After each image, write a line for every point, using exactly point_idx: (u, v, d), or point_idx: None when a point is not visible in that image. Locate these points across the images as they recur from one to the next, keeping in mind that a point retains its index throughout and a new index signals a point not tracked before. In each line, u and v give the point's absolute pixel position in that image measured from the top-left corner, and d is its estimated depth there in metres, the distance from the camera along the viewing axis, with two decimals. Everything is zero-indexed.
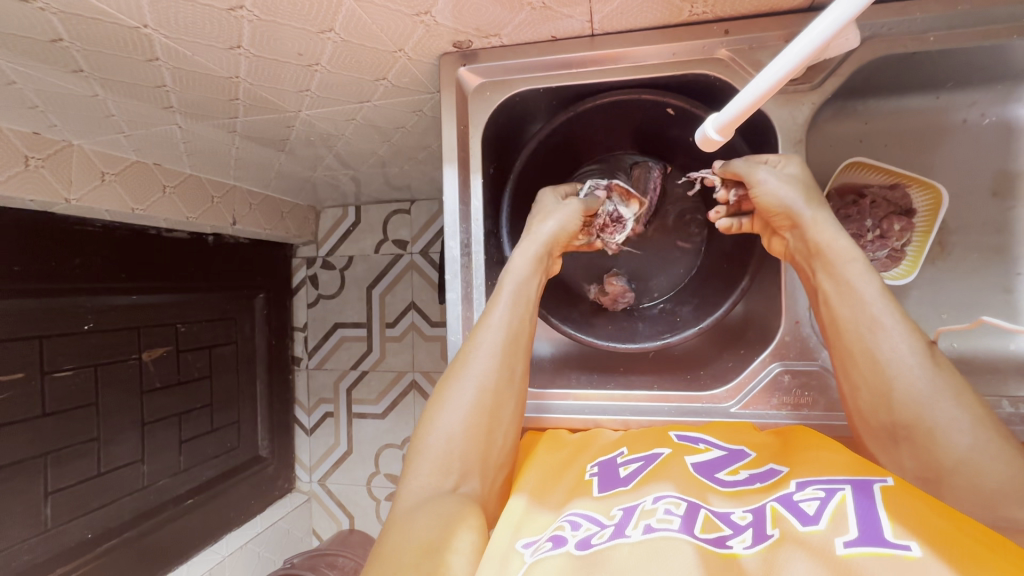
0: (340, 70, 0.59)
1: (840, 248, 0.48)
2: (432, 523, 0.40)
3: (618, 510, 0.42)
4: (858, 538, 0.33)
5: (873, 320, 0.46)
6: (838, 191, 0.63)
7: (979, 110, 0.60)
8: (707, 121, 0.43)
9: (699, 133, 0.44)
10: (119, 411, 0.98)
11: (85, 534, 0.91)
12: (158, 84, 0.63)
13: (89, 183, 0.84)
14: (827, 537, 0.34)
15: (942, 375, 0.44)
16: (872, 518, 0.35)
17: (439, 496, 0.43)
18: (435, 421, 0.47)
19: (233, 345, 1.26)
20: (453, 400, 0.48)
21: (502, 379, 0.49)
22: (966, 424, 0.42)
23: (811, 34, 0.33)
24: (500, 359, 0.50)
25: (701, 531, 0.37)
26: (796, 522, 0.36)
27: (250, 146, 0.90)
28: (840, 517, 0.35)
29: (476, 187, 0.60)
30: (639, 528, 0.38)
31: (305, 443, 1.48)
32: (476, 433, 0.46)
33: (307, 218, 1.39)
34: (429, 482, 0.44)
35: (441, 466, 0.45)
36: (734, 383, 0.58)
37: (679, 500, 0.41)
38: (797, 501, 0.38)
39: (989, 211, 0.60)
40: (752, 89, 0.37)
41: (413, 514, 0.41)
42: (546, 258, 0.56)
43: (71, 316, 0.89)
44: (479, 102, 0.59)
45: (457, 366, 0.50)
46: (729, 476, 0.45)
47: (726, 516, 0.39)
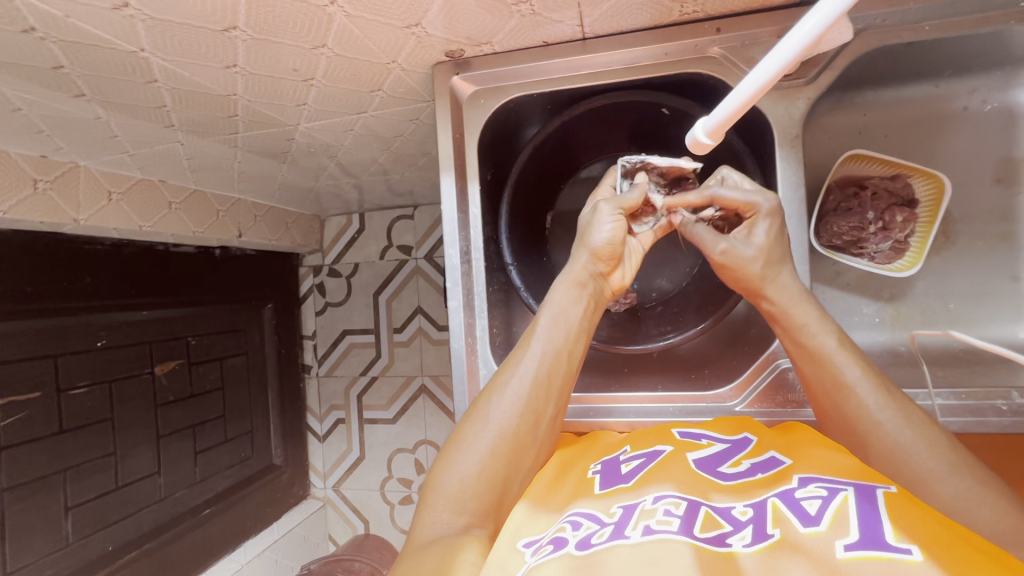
0: (337, 83, 0.60)
1: (800, 313, 0.50)
2: (438, 557, 0.40)
3: (617, 509, 0.42)
4: (858, 540, 0.33)
5: (838, 375, 0.47)
6: (838, 184, 0.62)
7: (980, 96, 0.59)
8: (698, 123, 0.43)
9: (689, 136, 0.44)
10: (134, 425, 1.00)
11: (106, 547, 0.93)
12: (159, 104, 0.64)
13: (96, 203, 0.86)
14: (827, 539, 0.34)
15: (913, 424, 0.44)
16: (874, 520, 0.34)
17: (451, 535, 0.42)
18: (454, 460, 0.47)
19: (243, 356, 1.28)
20: (473, 439, 0.47)
21: (524, 423, 0.48)
22: (945, 474, 0.41)
23: (801, 31, 0.32)
24: (525, 402, 0.48)
25: (701, 530, 0.37)
26: (797, 523, 0.36)
27: (253, 160, 0.91)
28: (841, 518, 0.35)
29: (474, 194, 0.60)
30: (638, 528, 0.38)
31: (318, 450, 1.49)
32: (493, 473, 0.46)
33: (311, 227, 1.41)
34: (447, 518, 0.44)
35: (452, 506, 0.44)
36: (739, 382, 0.57)
37: (679, 499, 0.41)
38: (799, 500, 0.38)
39: (994, 199, 0.60)
40: (741, 90, 0.36)
41: (423, 554, 0.41)
42: (591, 283, 0.53)
43: (84, 334, 0.91)
44: (474, 109, 0.59)
45: (482, 405, 0.50)
46: (732, 468, 0.45)
47: (727, 511, 0.40)
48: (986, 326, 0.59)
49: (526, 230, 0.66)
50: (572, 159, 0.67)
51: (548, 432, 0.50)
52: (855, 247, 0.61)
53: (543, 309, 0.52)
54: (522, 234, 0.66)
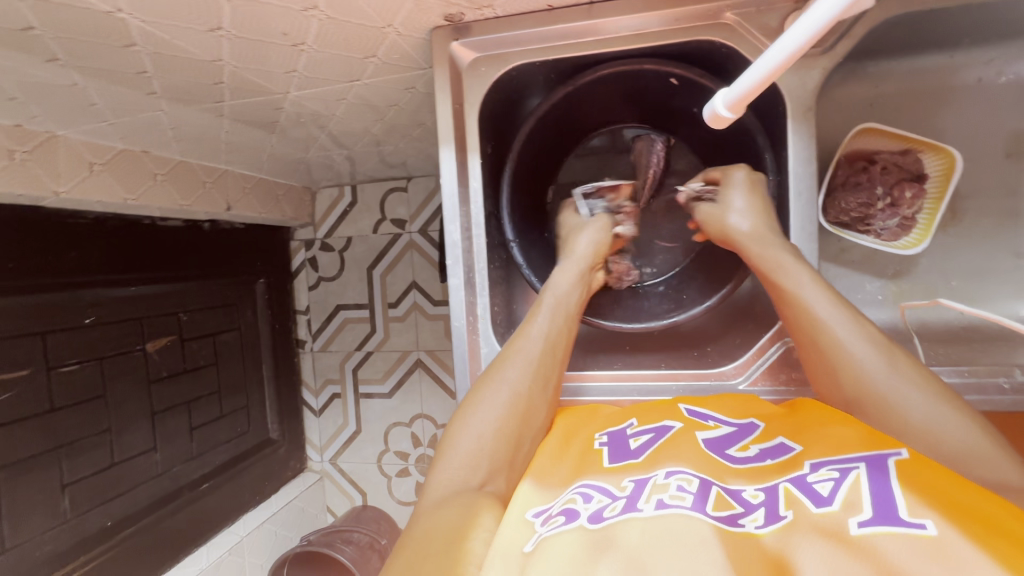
0: (327, 49, 0.57)
1: (794, 274, 0.49)
2: (457, 514, 0.39)
3: (629, 483, 0.42)
4: (872, 517, 0.33)
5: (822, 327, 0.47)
6: (846, 158, 0.60)
7: (996, 68, 0.57)
8: (719, 96, 0.41)
9: (707, 109, 0.43)
10: (128, 402, 0.98)
11: (104, 522, 0.93)
12: (139, 70, 0.60)
13: (77, 175, 0.82)
14: (840, 518, 0.34)
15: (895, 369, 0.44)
16: (887, 497, 0.34)
17: (466, 492, 0.42)
18: (467, 420, 0.48)
19: (236, 332, 1.26)
20: (486, 401, 0.48)
21: (535, 388, 0.50)
22: (935, 412, 0.41)
23: (822, 7, 0.30)
24: (536, 369, 0.51)
25: (714, 509, 0.37)
26: (809, 504, 0.36)
27: (240, 129, 0.87)
28: (854, 497, 0.35)
29: (475, 168, 0.57)
30: (650, 502, 0.38)
31: (314, 423, 1.49)
32: (507, 435, 0.47)
33: (302, 200, 1.37)
34: (463, 475, 0.44)
35: (467, 463, 0.44)
36: (743, 360, 0.57)
37: (689, 476, 0.41)
38: (810, 483, 0.38)
39: (1003, 175, 0.59)
40: (758, 68, 0.35)
41: (441, 506, 0.41)
42: (586, 275, 0.58)
43: (70, 310, 0.88)
44: (474, 78, 0.56)
45: (495, 371, 0.51)
46: (740, 452, 0.45)
47: (739, 494, 0.40)
48: (987, 304, 0.59)
49: (528, 205, 0.65)
50: (573, 131, 0.65)
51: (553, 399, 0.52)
52: (862, 223, 0.60)
53: (547, 289, 0.56)
54: (524, 209, 0.64)
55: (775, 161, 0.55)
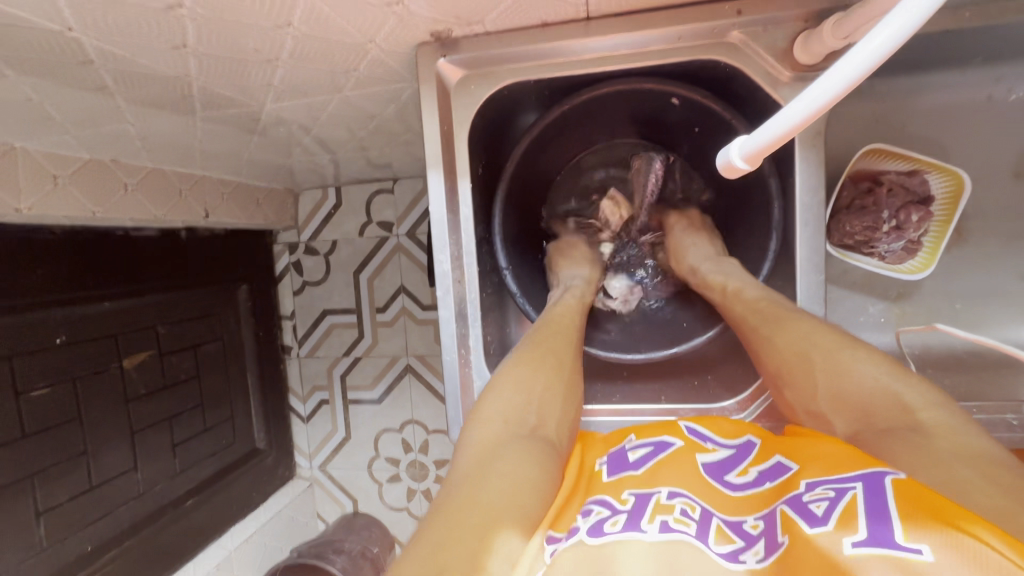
0: (304, 64, 0.53)
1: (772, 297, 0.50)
2: (500, 490, 0.37)
3: (630, 496, 0.43)
4: (865, 538, 0.31)
5: (775, 341, 0.47)
6: (852, 179, 0.58)
7: (1007, 86, 0.55)
8: (733, 142, 0.36)
9: (722, 158, 0.37)
10: (105, 422, 0.95)
11: (84, 547, 0.90)
12: (99, 85, 0.56)
13: (40, 189, 0.77)
14: (834, 541, 0.32)
15: (841, 348, 0.44)
16: (885, 520, 0.32)
17: (504, 462, 0.40)
18: (493, 398, 0.46)
19: (218, 341, 1.22)
20: (508, 380, 0.47)
21: (561, 360, 0.49)
22: (884, 378, 0.42)
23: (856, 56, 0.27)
24: (555, 348, 0.50)
25: (716, 542, 0.37)
26: (803, 524, 0.34)
27: (214, 136, 0.83)
28: (850, 518, 0.33)
29: (465, 193, 0.54)
30: (654, 522, 0.38)
31: (302, 430, 1.46)
32: (532, 407, 0.45)
33: (285, 203, 1.32)
34: (506, 429, 0.43)
35: (510, 419, 0.44)
36: (746, 395, 0.56)
37: (693, 502, 0.41)
38: (806, 502, 0.36)
39: (1010, 195, 0.57)
40: (778, 122, 0.31)
41: (486, 463, 0.40)
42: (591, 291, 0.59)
43: (39, 331, 0.84)
44: (463, 96, 0.52)
45: (536, 343, 0.51)
46: (739, 478, 0.43)
47: (739, 525, 0.39)
48: (991, 328, 0.57)
49: (522, 227, 0.62)
50: (568, 149, 0.61)
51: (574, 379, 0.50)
52: (866, 247, 0.58)
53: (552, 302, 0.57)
54: (518, 232, 0.61)
55: (781, 186, 0.52)
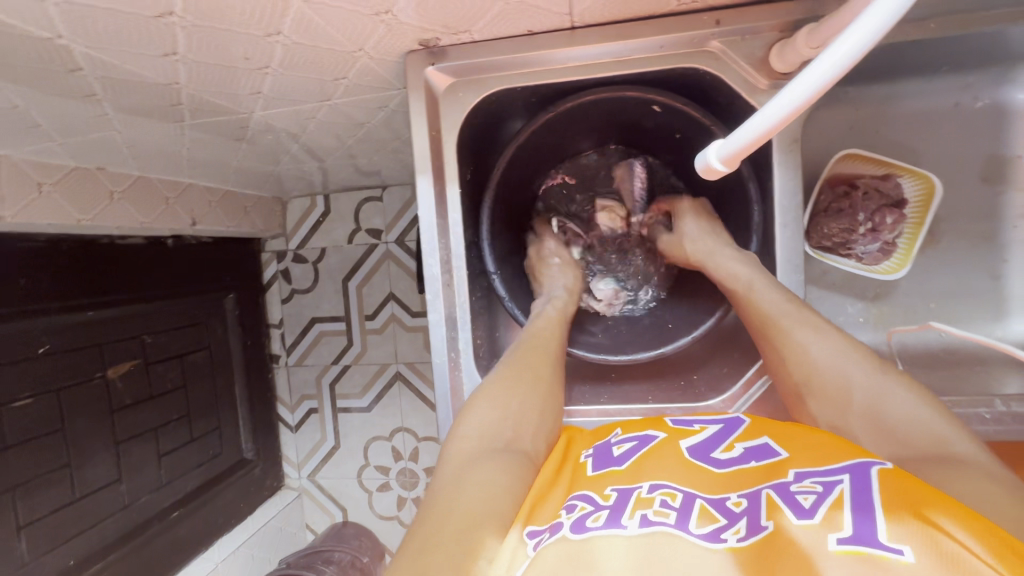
0: (294, 71, 0.53)
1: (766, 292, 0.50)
2: (475, 495, 0.39)
3: (612, 492, 0.41)
4: (851, 536, 0.31)
5: (806, 348, 0.47)
6: (829, 182, 0.60)
7: (973, 93, 0.57)
8: (711, 147, 0.37)
9: (700, 159, 0.39)
10: (90, 433, 0.93)
11: (67, 561, 0.88)
12: (88, 92, 0.56)
13: (25, 197, 0.77)
14: (819, 533, 0.32)
15: (846, 363, 0.45)
16: (868, 517, 0.32)
17: (481, 468, 0.41)
18: (473, 411, 0.47)
19: (206, 350, 1.21)
20: (487, 395, 0.49)
21: (538, 374, 0.51)
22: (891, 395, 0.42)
23: (830, 60, 0.28)
24: (529, 362, 0.52)
25: (697, 525, 0.36)
26: (790, 515, 0.34)
27: (202, 144, 0.83)
28: (838, 512, 0.33)
29: (453, 197, 0.55)
30: (635, 517, 0.37)
31: (291, 440, 1.45)
32: (510, 418, 0.47)
33: (273, 211, 1.32)
34: (480, 443, 0.44)
35: (490, 434, 0.45)
36: (732, 392, 0.57)
37: (675, 489, 0.39)
38: (793, 492, 0.36)
39: (979, 198, 0.59)
40: (754, 124, 0.32)
41: (465, 473, 0.41)
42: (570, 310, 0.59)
43: (23, 340, 0.83)
44: (452, 103, 0.53)
45: (512, 362, 0.52)
46: (724, 455, 0.43)
47: (722, 503, 0.38)
48: (964, 326, 0.60)
49: (510, 232, 0.63)
50: (553, 155, 0.62)
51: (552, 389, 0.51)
52: (844, 248, 0.60)
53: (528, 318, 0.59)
54: (506, 236, 0.62)
55: (759, 189, 0.53)
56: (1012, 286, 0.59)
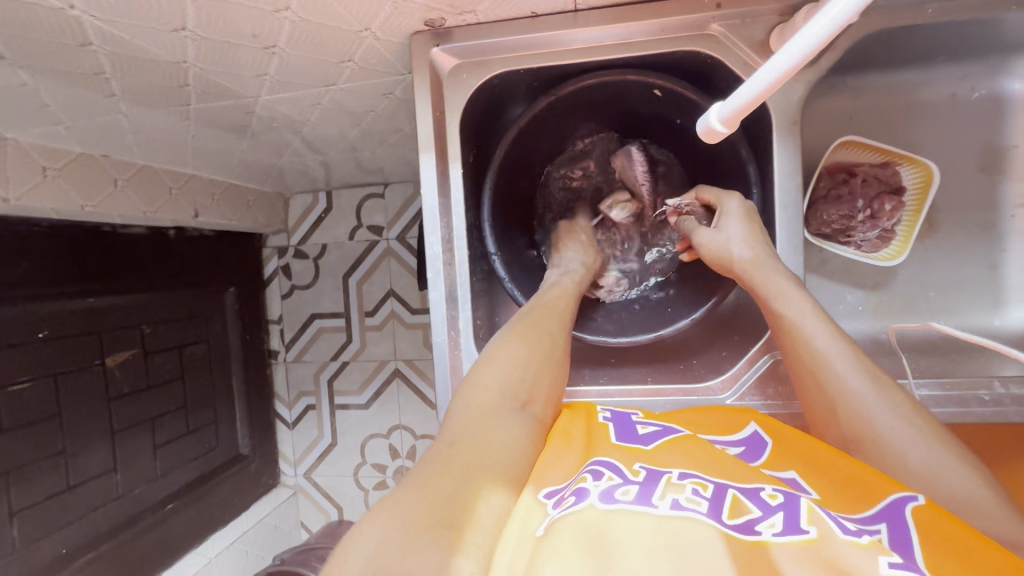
0: (301, 52, 0.54)
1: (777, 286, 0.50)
2: (493, 447, 0.39)
3: (641, 468, 0.40)
4: (903, 563, 0.31)
5: (838, 381, 0.46)
6: (828, 170, 0.61)
7: (969, 84, 0.58)
8: (712, 109, 0.40)
9: (704, 122, 0.41)
10: (86, 421, 0.93)
11: (60, 550, 0.88)
12: (96, 71, 0.56)
13: (29, 180, 0.77)
14: (870, 555, 0.32)
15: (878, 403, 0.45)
16: (912, 553, 0.33)
17: (499, 422, 0.42)
18: (489, 365, 0.47)
19: (205, 343, 1.21)
20: (503, 351, 0.48)
21: (553, 340, 0.51)
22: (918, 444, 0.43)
23: (825, 18, 0.29)
24: (546, 329, 0.52)
25: (729, 517, 0.35)
26: (836, 530, 0.34)
27: (207, 133, 0.84)
28: (882, 543, 0.33)
29: (456, 177, 0.55)
30: (666, 498, 0.36)
31: (287, 437, 1.44)
32: (525, 376, 0.46)
33: (275, 206, 1.33)
34: (498, 398, 0.44)
35: (507, 389, 0.45)
36: (730, 374, 0.57)
37: (704, 480, 0.38)
38: (833, 517, 0.36)
39: (977, 188, 0.60)
40: (753, 83, 0.34)
41: (483, 423, 0.41)
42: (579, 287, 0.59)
43: (22, 324, 0.83)
44: (456, 85, 0.54)
45: (529, 324, 0.51)
46: (751, 470, 0.43)
47: (755, 497, 0.37)
48: (963, 314, 0.60)
49: (511, 217, 0.63)
50: (554, 143, 0.63)
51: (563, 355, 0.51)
52: (843, 235, 0.60)
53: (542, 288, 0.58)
54: (507, 221, 0.62)
55: (759, 172, 0.54)
56: (1010, 275, 0.59)
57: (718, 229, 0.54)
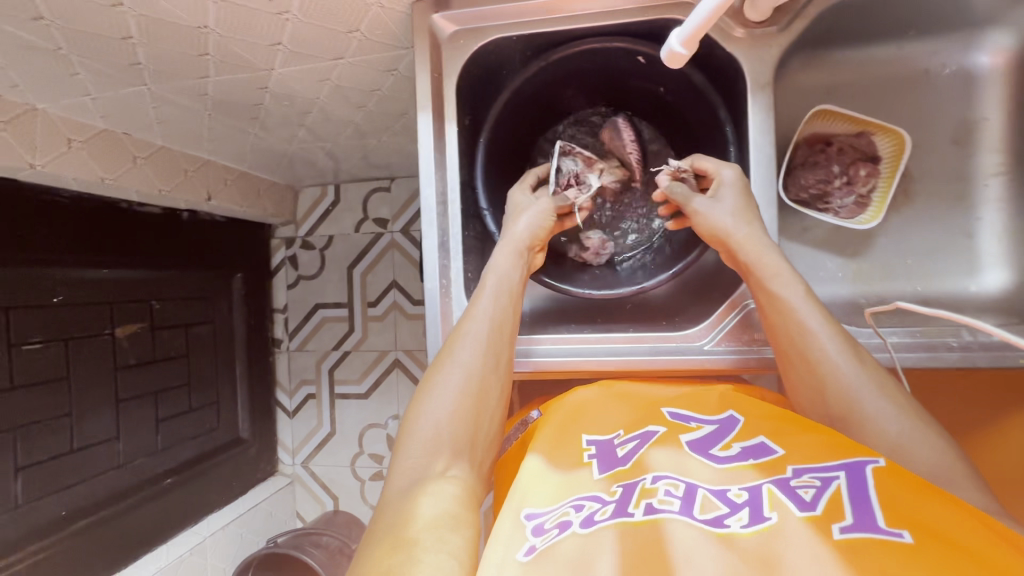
0: (312, 19, 0.59)
1: (770, 263, 0.51)
2: (426, 505, 0.40)
3: (618, 488, 0.43)
4: (853, 523, 0.34)
5: (829, 360, 0.47)
6: (806, 141, 0.64)
7: (940, 60, 0.62)
8: (673, 35, 0.46)
9: (665, 49, 0.48)
10: (92, 388, 0.96)
11: (58, 512, 0.90)
12: (123, 36, 0.61)
13: (56, 149, 0.82)
14: (825, 523, 0.34)
15: (862, 385, 0.46)
16: (866, 502, 0.35)
17: (430, 478, 0.42)
18: (425, 404, 0.47)
19: (210, 324, 1.24)
20: (442, 383, 0.48)
21: (487, 365, 0.50)
22: (902, 423, 0.44)
23: None
24: (488, 347, 0.50)
25: (701, 512, 0.38)
26: (792, 506, 0.36)
27: (223, 113, 0.89)
28: (837, 503, 0.36)
29: (451, 135, 0.59)
30: (640, 506, 0.39)
31: (287, 425, 1.46)
32: (464, 411, 0.47)
33: (285, 198, 1.38)
34: (417, 468, 0.43)
35: (440, 440, 0.45)
36: (708, 322, 0.59)
37: (677, 480, 0.42)
38: (793, 487, 0.38)
39: (951, 160, 0.62)
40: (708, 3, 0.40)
41: (414, 486, 0.42)
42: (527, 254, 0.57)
43: (40, 286, 0.87)
44: (453, 50, 0.58)
45: (446, 353, 0.51)
46: (723, 451, 0.45)
47: (723, 493, 0.39)
48: (940, 279, 0.62)
49: (504, 181, 0.66)
50: (547, 114, 0.66)
51: (503, 374, 0.51)
52: (821, 201, 0.63)
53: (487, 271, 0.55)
54: (500, 185, 0.65)
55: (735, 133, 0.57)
56: (987, 243, 0.61)
57: (714, 200, 0.53)
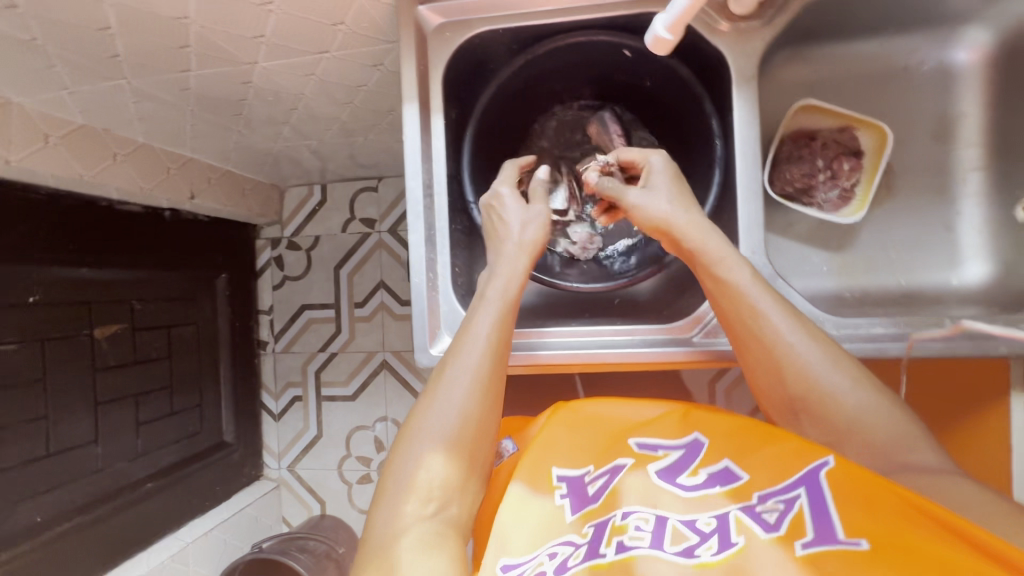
0: (295, 11, 0.58)
1: (714, 249, 0.51)
2: (417, 554, 0.40)
3: (590, 528, 0.44)
4: (814, 538, 0.36)
5: (788, 354, 0.48)
6: (790, 136, 0.64)
7: (919, 56, 0.63)
8: (657, 21, 0.48)
9: (649, 37, 0.49)
10: (70, 390, 0.93)
11: (33, 518, 0.87)
12: (101, 26, 0.60)
13: (32, 145, 0.80)
14: (788, 542, 0.37)
15: (823, 375, 0.47)
16: (824, 512, 0.38)
17: (419, 523, 0.43)
18: (412, 445, 0.47)
19: (193, 326, 1.22)
20: (433, 419, 0.48)
21: (483, 400, 0.49)
22: (855, 400, 0.47)
23: None
24: (481, 382, 0.50)
25: (671, 544, 0.40)
26: (758, 530, 0.39)
27: (206, 109, 0.87)
28: (798, 522, 0.38)
29: (438, 127, 0.58)
30: (612, 545, 0.40)
31: (272, 429, 1.43)
32: (456, 449, 0.47)
33: (270, 197, 1.36)
34: (404, 512, 0.43)
35: (430, 483, 0.45)
36: (695, 315, 0.59)
37: (647, 513, 0.43)
38: (759, 512, 0.40)
39: (931, 154, 0.63)
40: None
41: (403, 533, 0.42)
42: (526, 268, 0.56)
43: (15, 285, 0.85)
44: (439, 43, 0.58)
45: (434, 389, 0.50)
46: (689, 479, 0.45)
47: (693, 523, 0.41)
48: (922, 272, 0.62)
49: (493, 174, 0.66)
50: (534, 106, 0.66)
51: (495, 397, 0.50)
52: (806, 195, 0.63)
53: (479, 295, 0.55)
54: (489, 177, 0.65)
55: (722, 126, 0.57)
56: (967, 236, 0.62)
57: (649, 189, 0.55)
